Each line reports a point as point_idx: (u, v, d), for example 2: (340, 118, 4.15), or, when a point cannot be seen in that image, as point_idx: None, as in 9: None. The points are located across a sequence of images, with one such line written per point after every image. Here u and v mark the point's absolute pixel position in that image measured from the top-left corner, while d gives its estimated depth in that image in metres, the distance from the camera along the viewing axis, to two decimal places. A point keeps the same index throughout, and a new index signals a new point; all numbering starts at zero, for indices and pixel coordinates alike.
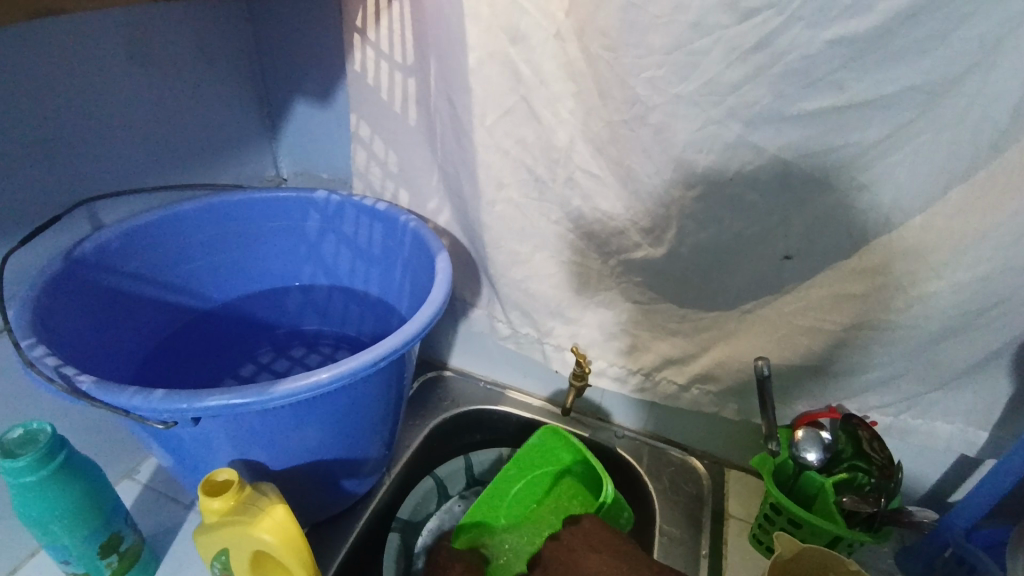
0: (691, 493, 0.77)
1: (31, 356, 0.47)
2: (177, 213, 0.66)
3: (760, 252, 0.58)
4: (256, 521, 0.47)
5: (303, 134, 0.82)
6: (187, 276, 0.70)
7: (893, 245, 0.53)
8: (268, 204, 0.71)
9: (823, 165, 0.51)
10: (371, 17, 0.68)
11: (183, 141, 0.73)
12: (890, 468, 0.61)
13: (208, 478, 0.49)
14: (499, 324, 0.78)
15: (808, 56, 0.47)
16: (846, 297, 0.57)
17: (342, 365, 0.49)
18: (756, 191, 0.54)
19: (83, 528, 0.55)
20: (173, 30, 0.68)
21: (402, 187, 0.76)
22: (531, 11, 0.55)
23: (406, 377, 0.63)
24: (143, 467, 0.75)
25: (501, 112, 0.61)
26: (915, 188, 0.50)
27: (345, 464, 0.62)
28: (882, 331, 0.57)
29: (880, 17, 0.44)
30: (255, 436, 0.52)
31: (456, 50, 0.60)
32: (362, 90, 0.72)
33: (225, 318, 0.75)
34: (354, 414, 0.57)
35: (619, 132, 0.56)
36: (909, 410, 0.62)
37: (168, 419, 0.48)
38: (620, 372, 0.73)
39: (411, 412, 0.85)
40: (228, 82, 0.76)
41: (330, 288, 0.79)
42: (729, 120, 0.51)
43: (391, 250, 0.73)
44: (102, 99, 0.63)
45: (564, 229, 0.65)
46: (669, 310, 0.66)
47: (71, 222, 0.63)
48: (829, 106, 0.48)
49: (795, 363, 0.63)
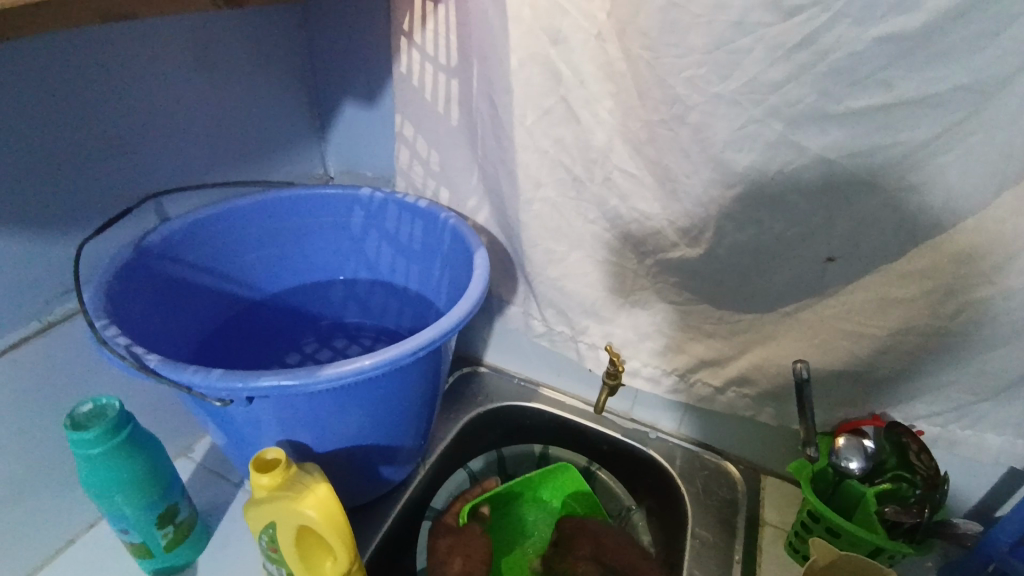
0: (725, 498, 0.76)
1: (104, 335, 0.51)
2: (234, 207, 0.70)
3: (801, 254, 0.57)
4: (300, 498, 0.50)
5: (350, 135, 0.86)
6: (241, 268, 0.74)
7: (942, 248, 0.52)
8: (317, 200, 0.75)
9: (868, 166, 0.50)
10: (417, 21, 0.70)
11: (240, 141, 0.77)
12: (935, 478, 0.60)
13: (258, 456, 0.52)
14: (534, 322, 0.80)
15: (853, 54, 0.46)
16: (890, 301, 0.56)
17: (383, 353, 0.51)
18: (797, 191, 0.54)
19: (143, 499, 0.59)
20: (233, 35, 0.72)
21: (442, 186, 0.78)
22: (573, 13, 0.56)
23: (443, 369, 0.65)
24: (197, 447, 0.80)
25: (541, 112, 0.62)
26: (967, 189, 0.49)
27: (383, 450, 0.64)
28: (928, 337, 0.56)
29: (930, 13, 0.43)
30: (301, 418, 0.55)
31: (499, 52, 0.62)
32: (407, 92, 0.75)
33: (274, 308, 0.79)
34: (393, 402, 0.59)
35: (658, 132, 0.56)
36: (957, 420, 0.60)
37: (223, 398, 0.51)
38: (654, 373, 0.73)
39: (447, 406, 0.87)
40: (282, 84, 0.80)
41: (371, 283, 0.82)
42: (770, 119, 0.51)
43: (430, 247, 0.75)
44: (168, 100, 0.67)
45: (601, 229, 0.66)
46: (705, 311, 0.66)
47: (140, 214, 0.68)
48: (875, 105, 0.48)
49: (835, 368, 0.62)
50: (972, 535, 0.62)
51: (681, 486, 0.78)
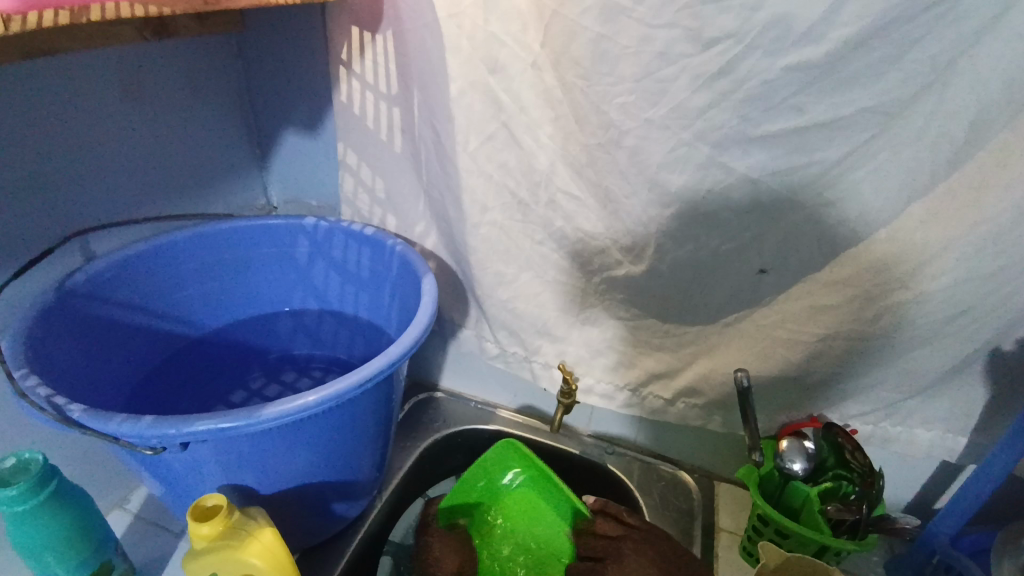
0: (682, 507, 0.78)
1: (22, 386, 0.48)
2: (168, 241, 0.67)
3: (737, 267, 0.60)
4: (245, 545, 0.48)
5: (292, 163, 0.84)
6: (177, 304, 0.71)
7: (861, 258, 0.55)
8: (258, 231, 0.73)
9: (792, 183, 0.53)
10: (356, 50, 0.70)
11: (174, 173, 0.74)
12: (870, 475, 0.62)
13: (197, 505, 0.49)
14: (487, 344, 0.80)
15: (768, 82, 0.49)
16: (820, 309, 0.59)
17: (329, 387, 0.50)
18: (728, 209, 0.56)
19: (72, 558, 0.55)
20: (163, 66, 0.70)
21: (389, 212, 0.78)
22: (509, 43, 0.58)
23: (395, 398, 0.64)
24: (135, 497, 0.75)
25: (483, 137, 0.63)
26: (877, 203, 0.52)
27: (336, 486, 0.62)
28: (855, 341, 0.59)
29: (833, 44, 0.47)
30: (244, 460, 0.53)
31: (439, 81, 0.63)
32: (348, 120, 0.74)
33: (215, 344, 0.76)
34: (342, 436, 0.57)
35: (597, 155, 0.58)
36: (887, 417, 0.64)
37: (157, 445, 0.48)
38: (608, 389, 0.75)
39: (403, 434, 0.85)
40: (219, 113, 0.78)
41: (319, 313, 0.80)
42: (699, 142, 0.53)
43: (378, 274, 0.74)
44: (94, 134, 0.64)
45: (548, 249, 0.67)
46: (652, 325, 0.68)
47: (64, 253, 0.64)
48: (792, 128, 0.51)
49: (774, 375, 0.65)
50: (913, 529, 0.63)
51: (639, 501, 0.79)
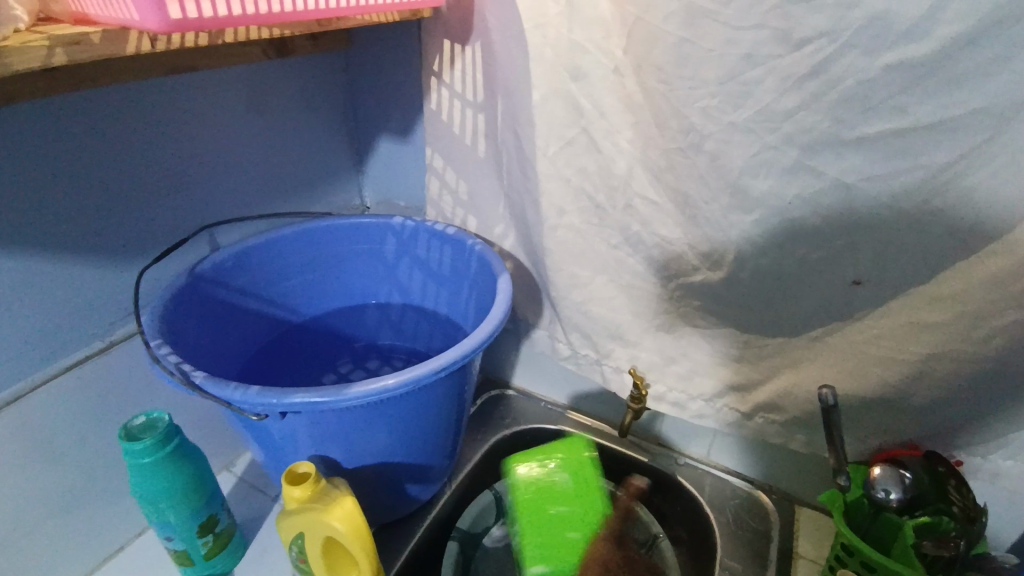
0: (757, 529, 0.74)
1: (158, 353, 0.56)
2: (278, 236, 0.75)
3: (826, 278, 0.57)
4: (329, 509, 0.53)
5: (386, 168, 0.91)
6: (282, 292, 0.79)
7: (972, 272, 0.50)
8: (354, 229, 0.80)
9: (889, 189, 0.50)
10: (447, 61, 0.74)
11: (284, 175, 0.83)
12: (974, 510, 0.55)
13: (291, 470, 0.55)
14: (560, 345, 0.81)
15: (864, 82, 0.47)
16: (920, 326, 0.54)
17: (407, 372, 0.54)
18: (816, 215, 0.54)
19: (186, 508, 0.63)
20: (280, 79, 0.78)
21: (470, 214, 0.82)
22: (592, 50, 0.59)
23: (468, 390, 0.67)
24: (240, 462, 0.84)
25: (563, 142, 0.65)
26: (994, 212, 0.48)
27: (410, 467, 0.66)
28: (960, 363, 0.54)
29: (940, 41, 0.44)
30: (332, 433, 0.58)
31: (522, 88, 0.65)
32: (438, 126, 0.79)
33: (312, 330, 0.83)
34: (418, 420, 0.61)
35: (676, 160, 0.58)
36: (999, 450, 0.57)
37: (260, 412, 0.54)
38: (680, 398, 0.73)
39: (475, 427, 0.89)
40: (325, 122, 0.86)
41: (403, 307, 0.86)
42: (785, 146, 0.52)
43: (459, 272, 0.78)
44: (222, 139, 0.74)
45: (623, 253, 0.68)
46: (730, 335, 0.66)
47: (194, 243, 0.74)
48: (890, 131, 0.48)
49: (864, 394, 0.60)
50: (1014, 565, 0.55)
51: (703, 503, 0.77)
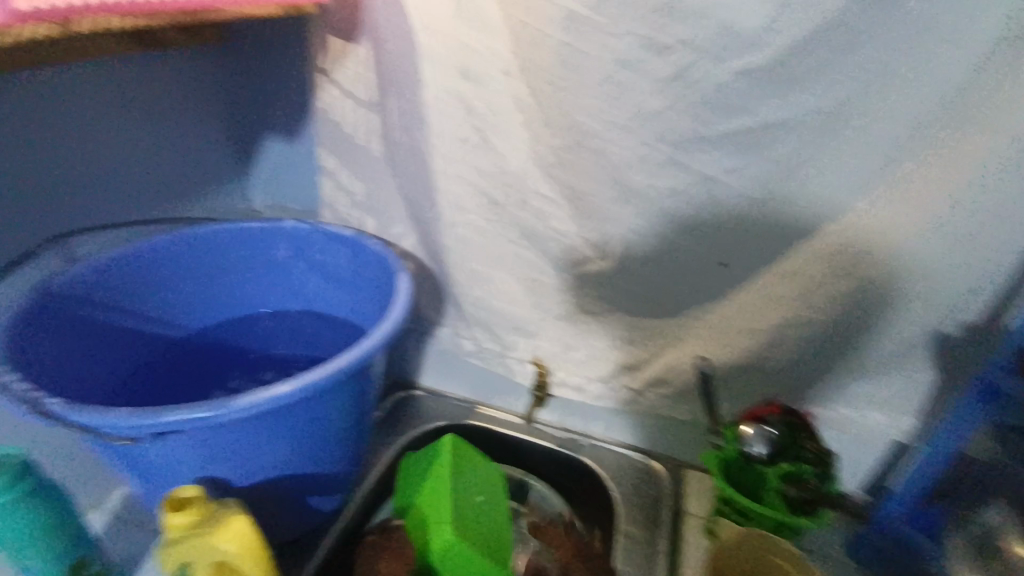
0: (651, 495, 0.81)
1: (3, 381, 0.49)
2: (148, 245, 0.69)
3: (699, 260, 0.63)
4: (217, 531, 0.49)
5: (275, 170, 0.86)
6: (156, 305, 0.72)
7: (809, 249, 0.59)
8: (239, 234, 0.75)
9: (744, 180, 0.57)
10: (334, 57, 0.72)
11: (155, 177, 0.76)
12: (824, 456, 0.66)
13: (171, 495, 0.51)
14: (465, 341, 0.82)
15: (719, 86, 0.53)
16: (774, 299, 0.63)
17: (302, 378, 0.52)
18: (687, 204, 0.60)
19: (48, 552, 0.55)
20: (144, 72, 0.71)
21: (367, 214, 0.80)
22: (481, 50, 0.61)
23: (370, 393, 0.66)
24: (114, 496, 0.76)
25: (458, 140, 0.66)
26: (825, 198, 0.56)
27: (313, 478, 0.64)
28: (804, 328, 0.63)
29: (774, 51, 0.50)
30: (220, 451, 0.55)
31: (414, 86, 0.66)
32: (327, 124, 0.77)
33: (194, 345, 0.77)
34: (317, 428, 0.59)
35: (565, 157, 0.62)
36: (837, 400, 0.68)
37: (133, 435, 0.50)
38: (581, 382, 0.77)
39: (383, 431, 0.87)
40: (200, 118, 0.79)
41: (298, 313, 0.82)
42: (658, 142, 0.57)
43: (357, 274, 0.77)
44: (74, 138, 0.66)
45: (521, 248, 0.70)
46: (622, 319, 0.71)
47: (48, 257, 0.66)
48: (741, 129, 0.55)
49: (734, 363, 0.68)
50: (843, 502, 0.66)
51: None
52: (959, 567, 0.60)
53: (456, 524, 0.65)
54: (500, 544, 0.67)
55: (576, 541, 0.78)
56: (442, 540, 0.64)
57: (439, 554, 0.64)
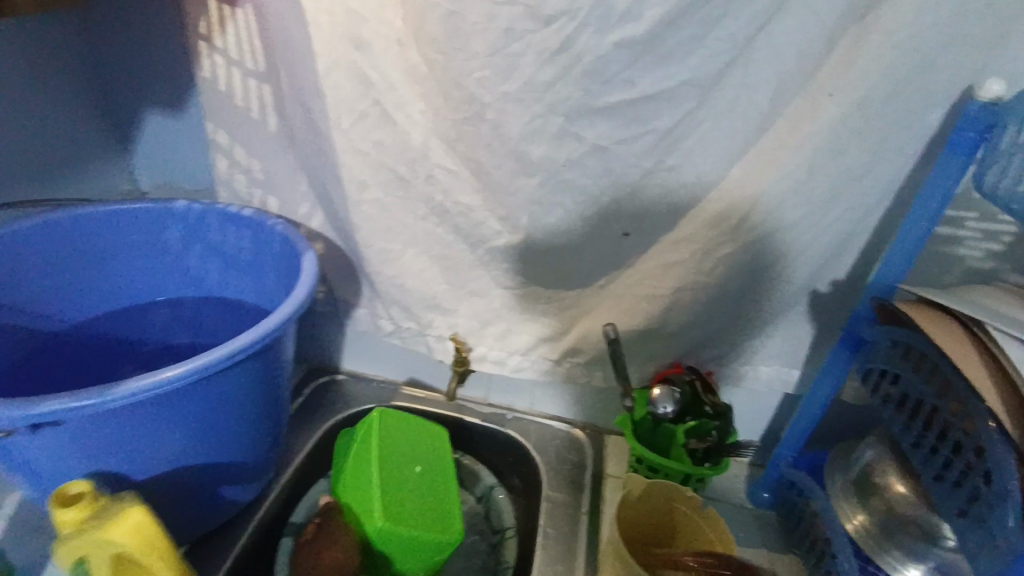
0: (574, 461, 0.83)
1: None
2: (16, 230, 0.63)
3: (602, 231, 0.65)
4: (110, 525, 0.47)
5: (159, 147, 0.81)
6: (34, 298, 0.67)
7: (700, 216, 0.62)
8: (126, 218, 0.70)
9: (635, 150, 0.59)
10: (218, 26, 0.68)
11: (19, 159, 0.70)
12: (722, 409, 0.70)
13: (58, 493, 0.48)
14: (382, 322, 0.81)
15: (602, 56, 0.54)
16: (671, 265, 0.65)
17: (191, 361, 0.50)
18: (585, 175, 0.61)
19: None
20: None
21: (270, 195, 0.77)
22: (369, 20, 0.59)
23: (279, 377, 0.64)
24: None
25: (355, 115, 0.65)
26: (710, 167, 0.59)
27: (220, 469, 0.61)
28: (699, 291, 0.66)
29: (650, 22, 0.52)
30: (109, 444, 0.52)
31: (304, 58, 0.63)
32: (217, 99, 0.73)
33: (85, 340, 0.72)
34: (218, 415, 0.57)
35: (464, 130, 0.61)
36: (734, 358, 0.72)
37: (3, 429, 0.46)
38: (499, 356, 0.78)
39: (303, 418, 0.85)
40: (69, 92, 0.74)
41: (202, 301, 0.78)
42: (551, 113, 0.58)
43: (261, 257, 0.74)
44: None
45: (430, 224, 0.70)
46: (535, 292, 0.72)
47: None
48: (627, 99, 0.56)
49: (640, 329, 0.71)
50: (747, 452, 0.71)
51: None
52: (846, 512, 0.62)
53: (383, 504, 0.65)
54: (437, 509, 0.68)
55: (506, 511, 0.80)
56: (372, 526, 0.64)
57: (375, 538, 0.64)
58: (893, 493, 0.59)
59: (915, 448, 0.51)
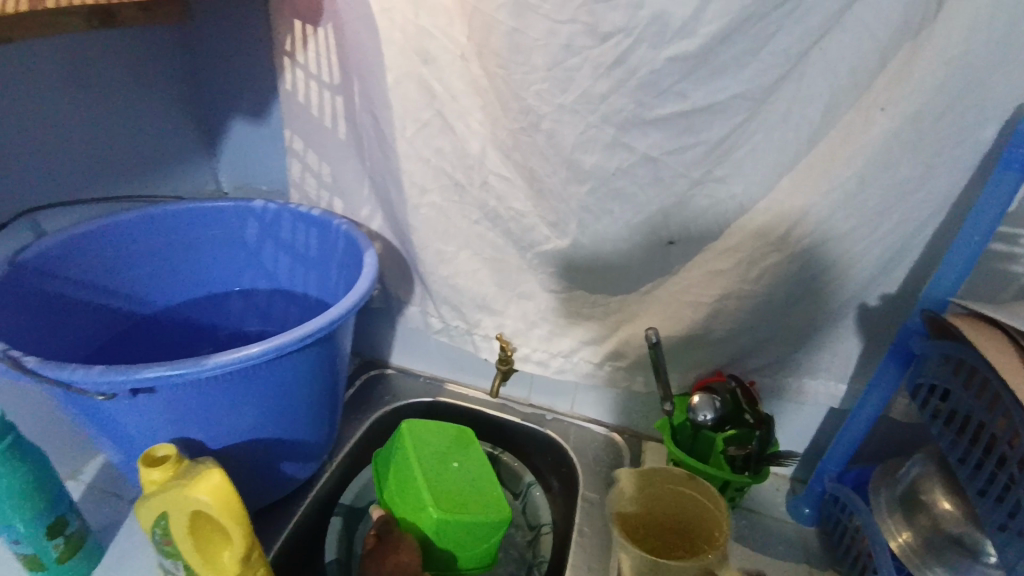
0: (612, 464, 0.85)
1: None
2: (119, 220, 0.71)
3: (648, 238, 0.67)
4: (193, 484, 0.51)
5: (242, 151, 0.88)
6: (128, 281, 0.75)
7: (747, 227, 0.63)
8: (210, 213, 0.78)
9: (684, 161, 0.61)
10: (300, 42, 0.75)
11: (121, 157, 0.78)
12: (763, 420, 0.69)
13: (148, 454, 0.54)
14: (432, 320, 0.86)
15: (655, 71, 0.57)
16: (716, 273, 0.67)
17: (270, 341, 0.55)
18: (634, 184, 0.64)
19: (27, 512, 0.58)
20: (110, 55, 0.73)
21: (336, 196, 0.83)
22: (437, 36, 0.64)
23: (339, 363, 0.69)
24: (88, 469, 0.78)
25: (419, 123, 0.70)
26: (759, 178, 0.61)
27: (283, 444, 0.67)
28: (744, 300, 0.67)
29: (703, 39, 0.55)
30: (193, 413, 0.57)
31: (376, 71, 0.69)
32: (294, 108, 0.79)
33: (167, 322, 0.79)
34: (287, 394, 0.62)
35: (520, 138, 0.65)
36: (777, 369, 0.73)
37: (108, 392, 0.52)
38: (543, 357, 0.81)
39: (355, 408, 0.90)
40: (166, 99, 0.82)
41: (270, 293, 0.85)
42: (603, 124, 0.61)
43: (326, 253, 0.80)
44: (41, 118, 0.68)
45: (483, 228, 0.74)
46: (580, 296, 0.75)
47: (15, 229, 0.67)
48: (678, 112, 0.59)
49: (682, 336, 0.73)
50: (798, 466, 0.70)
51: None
52: (891, 529, 0.61)
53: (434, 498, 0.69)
54: (483, 495, 0.72)
55: (542, 508, 0.82)
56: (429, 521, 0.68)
57: (433, 532, 0.68)
58: (940, 511, 0.59)
59: (962, 462, 0.52)
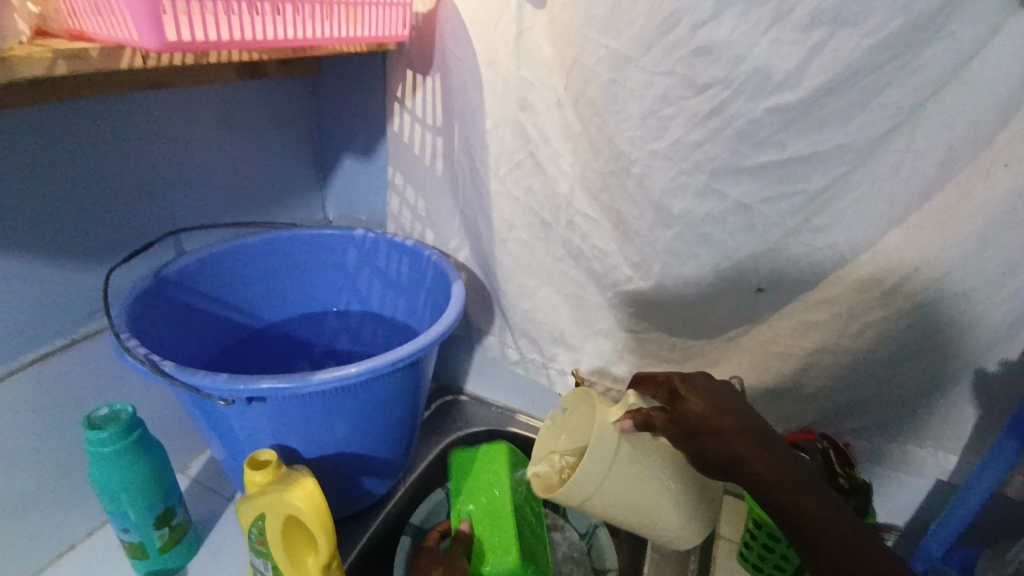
0: None
1: (128, 345, 0.59)
2: (243, 243, 0.79)
3: (735, 285, 0.66)
4: (289, 491, 0.55)
5: (348, 184, 0.97)
6: (244, 297, 0.83)
7: (845, 279, 0.61)
8: (319, 239, 0.85)
9: (778, 209, 0.60)
10: (409, 89, 0.82)
11: (249, 188, 0.88)
12: (857, 490, 0.64)
13: (252, 457, 0.59)
14: (509, 351, 0.88)
15: (753, 121, 0.57)
16: (808, 325, 0.65)
17: (367, 362, 0.59)
18: (723, 231, 0.63)
19: (144, 500, 0.65)
20: (251, 100, 0.84)
21: (429, 228, 0.89)
22: (536, 86, 0.68)
23: (422, 387, 0.72)
24: (194, 464, 0.87)
25: (513, 164, 0.73)
26: (861, 230, 0.59)
27: (367, 460, 0.71)
28: (839, 355, 0.64)
29: (807, 90, 0.54)
30: (294, 423, 0.62)
31: (477, 116, 0.74)
32: (399, 147, 0.86)
33: (272, 335, 0.87)
34: (376, 412, 0.66)
35: (610, 182, 0.67)
36: (875, 432, 0.68)
37: (227, 398, 0.58)
38: (617, 397, 0.81)
39: (429, 431, 0.94)
40: (291, 137, 0.92)
41: (362, 315, 0.91)
42: (695, 171, 0.62)
43: (416, 282, 0.85)
44: (190, 152, 0.78)
45: (566, 265, 0.76)
46: (660, 338, 0.74)
47: (160, 247, 0.78)
48: (774, 161, 0.58)
49: (768, 387, 0.70)
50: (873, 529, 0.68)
51: (660, 535, 0.66)
52: None
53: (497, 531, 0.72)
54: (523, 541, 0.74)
55: (609, 552, 0.79)
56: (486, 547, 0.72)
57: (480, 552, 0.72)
58: None
59: None
